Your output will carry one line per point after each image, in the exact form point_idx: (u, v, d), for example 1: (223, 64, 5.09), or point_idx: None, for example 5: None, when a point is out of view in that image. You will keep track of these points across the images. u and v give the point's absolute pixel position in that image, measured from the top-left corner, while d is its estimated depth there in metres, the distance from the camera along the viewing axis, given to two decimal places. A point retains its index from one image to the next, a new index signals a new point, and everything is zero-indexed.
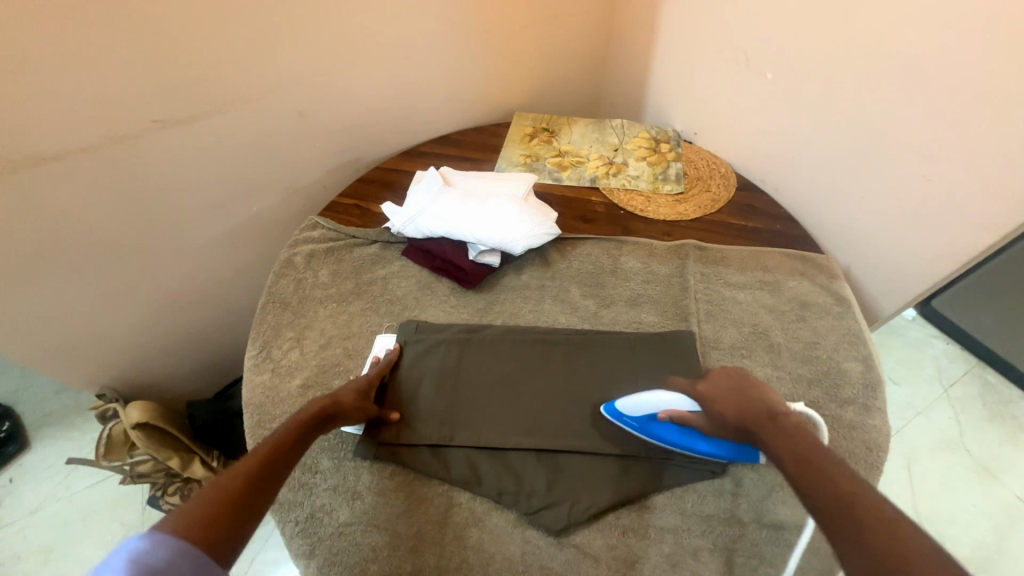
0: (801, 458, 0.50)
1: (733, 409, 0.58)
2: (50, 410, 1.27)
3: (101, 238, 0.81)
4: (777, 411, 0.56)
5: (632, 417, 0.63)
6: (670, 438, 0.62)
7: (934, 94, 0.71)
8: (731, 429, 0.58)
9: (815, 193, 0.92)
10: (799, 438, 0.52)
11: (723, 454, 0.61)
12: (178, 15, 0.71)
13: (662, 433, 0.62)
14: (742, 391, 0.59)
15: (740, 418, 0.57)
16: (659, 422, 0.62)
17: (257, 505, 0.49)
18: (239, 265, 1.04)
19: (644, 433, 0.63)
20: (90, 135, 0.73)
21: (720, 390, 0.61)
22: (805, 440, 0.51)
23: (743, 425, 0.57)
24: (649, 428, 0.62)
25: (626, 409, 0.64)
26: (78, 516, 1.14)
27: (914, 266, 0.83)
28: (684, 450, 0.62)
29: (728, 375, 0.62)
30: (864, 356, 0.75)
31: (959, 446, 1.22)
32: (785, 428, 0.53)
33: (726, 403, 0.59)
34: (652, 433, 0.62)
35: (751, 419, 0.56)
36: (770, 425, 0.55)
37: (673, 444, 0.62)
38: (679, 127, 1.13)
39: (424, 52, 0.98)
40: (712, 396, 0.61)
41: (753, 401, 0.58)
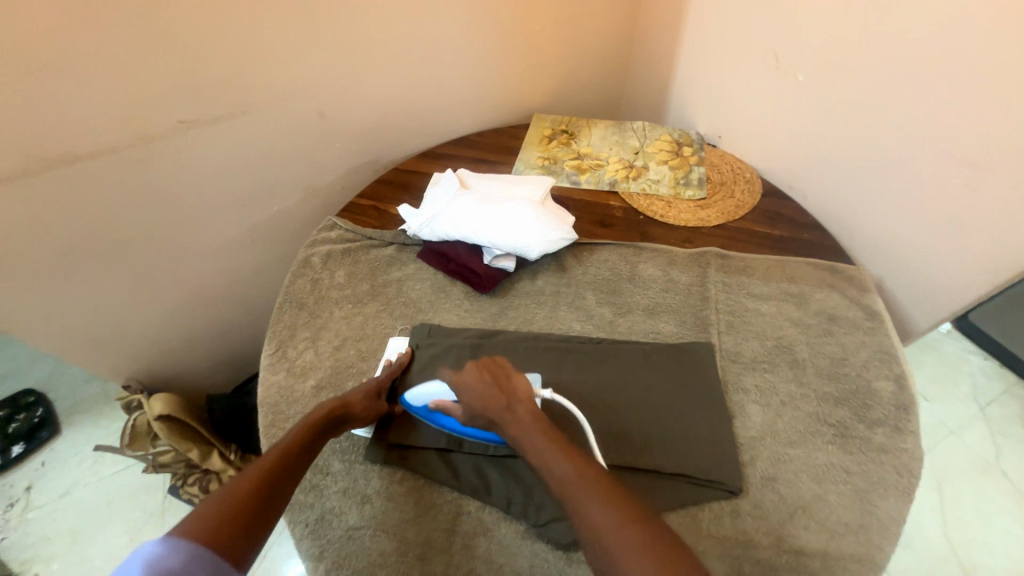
0: (544, 452, 0.53)
1: (477, 402, 0.59)
2: (79, 398, 1.32)
3: (128, 234, 0.84)
4: (515, 402, 0.58)
5: (416, 405, 0.65)
6: (452, 427, 0.64)
7: (980, 99, 0.66)
8: (479, 419, 0.60)
9: (847, 201, 0.88)
10: (534, 435, 0.54)
11: (497, 440, 0.64)
12: (206, 18, 0.72)
13: (438, 421, 0.64)
14: (490, 381, 0.60)
15: (484, 411, 0.58)
16: (435, 412, 0.64)
17: (273, 507, 0.50)
18: (260, 263, 1.06)
19: (427, 421, 0.65)
20: (121, 135, 0.75)
21: (471, 380, 0.60)
22: (544, 433, 0.54)
23: (488, 418, 0.58)
24: (429, 417, 0.65)
25: (413, 400, 0.66)
26: (103, 502, 1.18)
27: (953, 281, 0.78)
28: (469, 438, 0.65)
29: (479, 365, 0.61)
30: (896, 375, 0.71)
31: (995, 470, 1.16)
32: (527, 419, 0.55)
33: (470, 394, 0.59)
34: (434, 422, 0.65)
35: (491, 410, 0.58)
36: (509, 416, 0.57)
37: (453, 431, 0.64)
38: (703, 130, 1.10)
39: (445, 53, 0.97)
40: (461, 387, 0.60)
41: (499, 390, 0.59)
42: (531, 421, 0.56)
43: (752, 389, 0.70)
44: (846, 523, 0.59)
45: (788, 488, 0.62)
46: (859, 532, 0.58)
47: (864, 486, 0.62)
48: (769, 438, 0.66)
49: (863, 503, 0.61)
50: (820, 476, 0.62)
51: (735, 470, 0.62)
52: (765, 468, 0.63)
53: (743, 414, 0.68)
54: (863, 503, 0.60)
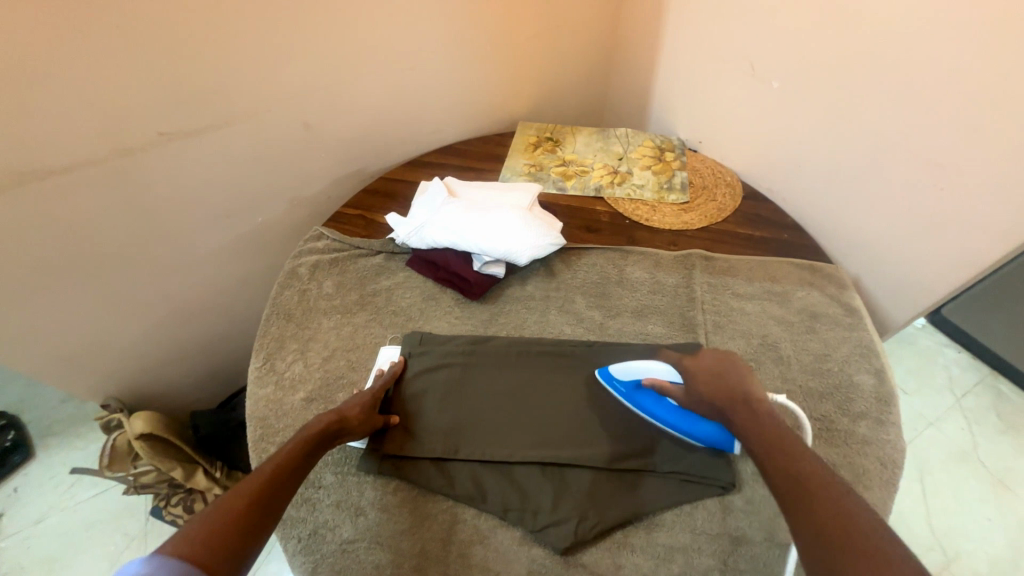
0: (768, 443, 0.51)
1: (710, 388, 0.59)
2: (54, 419, 1.27)
3: (106, 248, 0.82)
4: (755, 397, 0.56)
5: (620, 380, 0.67)
6: (660, 412, 0.65)
7: (949, 102, 0.70)
8: (707, 407, 0.59)
9: (822, 201, 0.91)
10: (766, 427, 0.53)
11: (704, 437, 0.63)
12: (186, 30, 0.72)
13: (643, 402, 0.65)
14: (726, 372, 0.59)
15: (719, 397, 0.58)
16: (645, 392, 0.66)
17: (261, 529, 0.48)
18: (245, 274, 1.04)
19: (630, 400, 0.66)
20: (98, 147, 0.73)
21: (706, 367, 0.61)
22: (772, 428, 0.52)
23: (720, 407, 0.58)
24: (634, 396, 0.66)
25: (617, 374, 0.67)
26: (81, 526, 1.14)
27: (924, 277, 0.82)
28: (678, 433, 0.64)
29: (718, 355, 0.61)
30: (877, 368, 0.73)
31: (971, 458, 1.20)
32: (755, 412, 0.55)
33: (707, 381, 0.60)
34: (637, 402, 0.66)
35: (723, 400, 0.57)
36: (745, 410, 0.55)
37: (656, 418, 0.65)
38: (683, 136, 1.12)
39: (429, 63, 0.98)
40: (695, 370, 0.61)
41: (735, 383, 0.58)
42: (768, 418, 0.54)
43: None
44: None
45: None
46: None
47: (851, 478, 0.63)
48: None
49: None
50: None
51: (726, 466, 0.63)
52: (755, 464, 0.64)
53: None
54: None
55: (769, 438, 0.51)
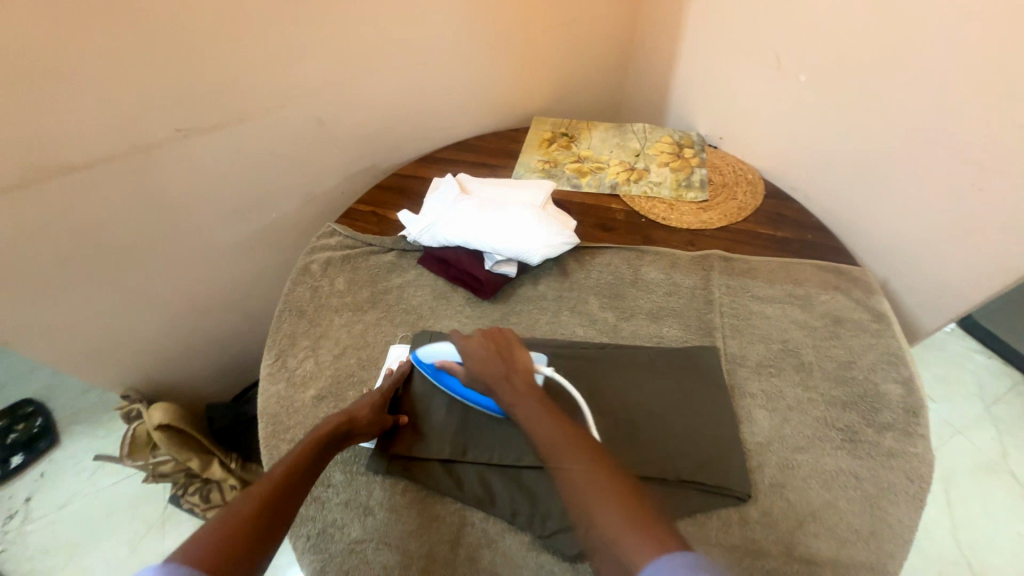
0: (532, 413, 0.56)
1: (480, 366, 0.61)
2: (78, 407, 1.31)
3: (125, 243, 0.83)
4: (513, 370, 0.60)
5: (425, 361, 0.68)
6: (457, 388, 0.67)
7: (991, 98, 0.66)
8: (479, 383, 0.62)
9: (849, 201, 0.87)
10: (524, 402, 0.57)
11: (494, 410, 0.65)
12: (203, 26, 0.72)
13: (445, 380, 0.68)
14: (496, 351, 0.62)
15: (486, 378, 0.60)
16: (444, 371, 0.68)
17: (272, 532, 0.48)
18: (260, 270, 1.05)
19: (433, 380, 0.68)
20: (117, 144, 0.74)
21: (476, 350, 0.62)
22: (536, 399, 0.57)
23: (486, 384, 0.61)
24: (437, 375, 0.68)
25: (422, 355, 0.68)
26: (104, 511, 1.17)
27: (958, 281, 0.78)
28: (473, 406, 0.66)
29: (485, 333, 0.64)
30: (906, 378, 0.70)
31: (1002, 469, 1.14)
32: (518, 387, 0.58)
33: (475, 359, 0.62)
34: (441, 381, 0.68)
35: (491, 378, 0.60)
36: (507, 385, 0.59)
37: (458, 394, 0.67)
38: (703, 132, 1.09)
39: (443, 57, 0.97)
40: (466, 350, 0.63)
41: (500, 360, 0.61)
42: (526, 390, 0.58)
43: (758, 395, 0.69)
44: (857, 530, 0.58)
45: (797, 495, 0.61)
46: (870, 540, 0.57)
47: (876, 493, 0.61)
48: (777, 443, 0.65)
49: (873, 510, 0.59)
50: (829, 483, 0.61)
51: (743, 476, 0.61)
52: (773, 474, 0.62)
53: (749, 420, 0.67)
54: (874, 510, 0.59)
55: (528, 411, 0.56)
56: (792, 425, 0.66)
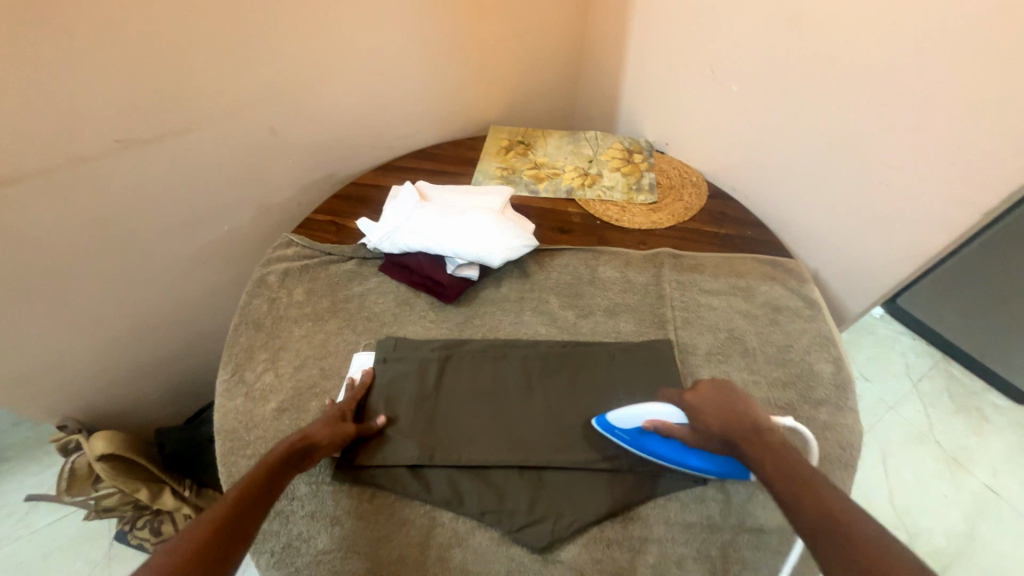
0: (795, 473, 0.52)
1: (722, 419, 0.59)
2: (5, 444, 1.19)
3: (60, 261, 0.78)
4: (761, 424, 0.58)
5: (623, 429, 0.63)
6: (667, 453, 0.62)
7: (896, 105, 0.74)
8: (721, 442, 0.59)
9: (782, 199, 0.95)
10: (783, 454, 0.54)
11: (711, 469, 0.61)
12: (142, 34, 0.70)
13: (650, 446, 0.62)
14: (729, 404, 0.60)
15: (726, 429, 0.58)
16: (650, 435, 0.62)
17: (232, 550, 0.47)
18: (211, 284, 1.01)
19: (636, 447, 0.62)
20: (48, 157, 0.70)
21: (711, 400, 0.61)
22: (782, 453, 0.54)
23: (730, 438, 0.58)
24: (640, 442, 0.62)
25: (617, 423, 0.63)
26: (39, 556, 1.07)
27: (876, 268, 0.87)
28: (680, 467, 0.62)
29: (716, 386, 0.62)
30: (835, 357, 0.77)
31: (929, 438, 1.26)
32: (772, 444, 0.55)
33: (711, 413, 0.60)
34: (644, 448, 0.62)
35: (736, 433, 0.58)
36: (753, 439, 0.56)
37: (661, 456, 0.62)
38: (651, 137, 1.15)
39: (396, 66, 0.98)
40: (700, 405, 0.61)
41: (741, 411, 0.59)
42: (775, 446, 0.55)
43: None
44: None
45: None
46: None
47: (814, 462, 0.66)
48: None
49: None
50: None
51: None
52: None
53: None
54: None
55: (782, 464, 0.53)
56: None
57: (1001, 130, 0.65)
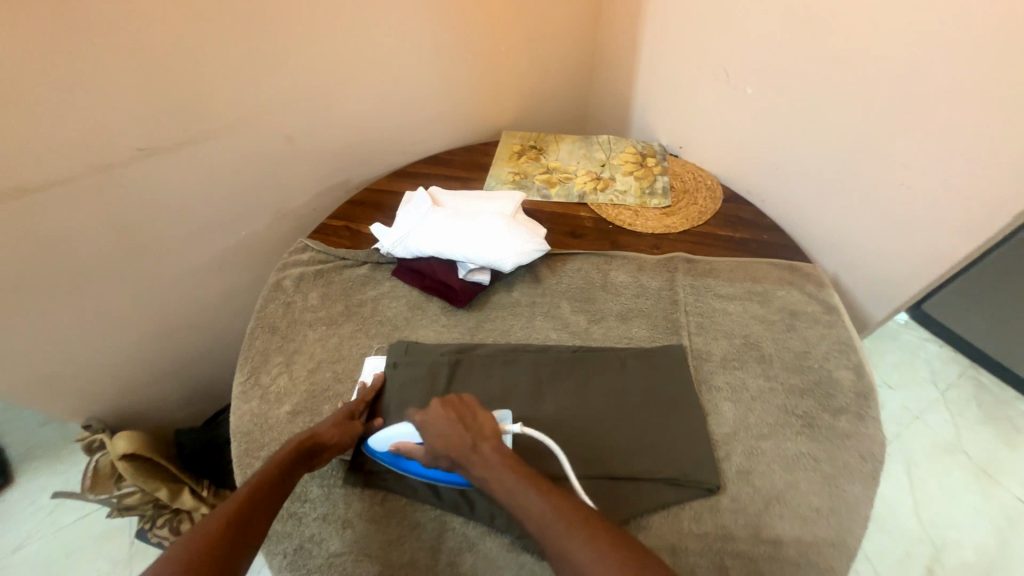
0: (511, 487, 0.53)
1: (443, 440, 0.57)
2: (35, 443, 1.24)
3: (87, 265, 0.81)
4: (477, 439, 0.57)
5: (379, 450, 0.63)
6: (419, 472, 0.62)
7: (916, 105, 0.72)
8: (442, 459, 0.58)
9: (800, 202, 0.94)
10: (501, 472, 0.54)
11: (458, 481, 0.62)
12: (166, 46, 0.72)
13: (405, 466, 0.63)
14: (456, 418, 0.58)
15: (448, 451, 0.57)
16: (403, 458, 0.63)
17: (240, 553, 0.48)
18: (230, 288, 1.03)
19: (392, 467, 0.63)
20: (77, 164, 0.73)
21: (437, 421, 0.58)
22: (512, 470, 0.54)
23: (452, 458, 0.57)
24: (396, 463, 0.63)
25: (376, 445, 0.63)
26: (64, 551, 1.10)
27: (899, 273, 0.84)
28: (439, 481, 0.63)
29: (444, 403, 0.59)
30: (855, 364, 0.75)
31: (957, 449, 1.22)
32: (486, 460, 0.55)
33: (438, 433, 0.58)
34: (400, 467, 0.63)
35: (455, 451, 0.56)
36: (474, 457, 0.55)
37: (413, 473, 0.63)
38: (665, 141, 1.15)
39: (410, 74, 0.99)
40: (422, 427, 0.58)
41: (464, 432, 0.57)
42: (497, 460, 0.55)
43: (724, 388, 0.72)
44: (817, 509, 0.61)
45: (762, 480, 0.64)
46: (830, 517, 0.61)
47: (834, 473, 0.64)
48: (742, 432, 0.68)
49: (832, 489, 0.63)
50: (791, 467, 0.65)
51: (712, 467, 0.64)
52: (740, 462, 0.65)
53: (716, 412, 0.70)
54: (833, 490, 0.63)
55: (503, 486, 0.53)
56: (755, 415, 0.69)
57: None
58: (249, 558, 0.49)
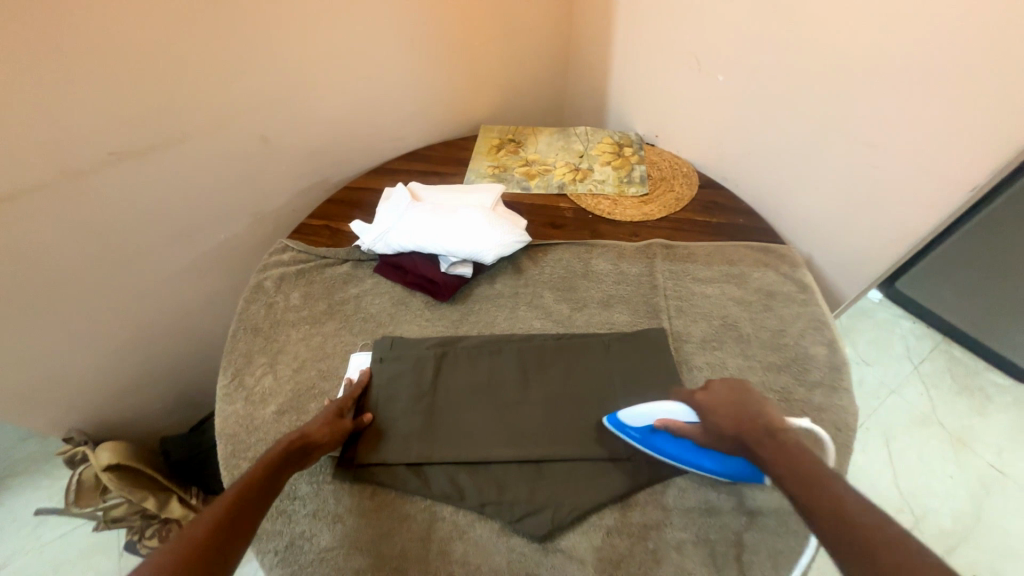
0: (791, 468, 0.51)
1: (727, 418, 0.59)
2: (13, 459, 1.20)
3: (60, 274, 0.79)
4: (770, 426, 0.56)
5: (632, 427, 0.63)
6: (678, 453, 0.62)
7: (881, 87, 0.74)
8: (726, 441, 0.58)
9: (772, 186, 0.96)
10: (792, 456, 0.52)
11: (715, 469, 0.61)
12: (133, 47, 0.71)
13: (661, 446, 0.62)
14: (740, 402, 0.60)
15: (734, 425, 0.58)
16: (660, 435, 0.62)
17: (229, 555, 0.48)
18: (210, 292, 1.02)
19: (646, 446, 0.62)
20: (44, 171, 0.71)
21: (721, 401, 0.61)
22: (796, 451, 0.52)
23: (739, 439, 0.57)
24: (650, 440, 0.62)
25: (628, 420, 0.63)
26: (50, 568, 1.08)
27: (867, 251, 0.87)
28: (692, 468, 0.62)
29: (728, 385, 0.62)
30: (829, 340, 0.77)
31: (932, 421, 1.26)
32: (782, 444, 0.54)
33: (723, 413, 0.59)
34: (655, 447, 0.62)
35: (744, 433, 0.57)
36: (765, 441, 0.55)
37: (669, 455, 0.62)
38: (641, 130, 1.16)
39: (385, 70, 0.99)
40: (711, 405, 0.61)
41: (753, 414, 0.58)
42: (788, 446, 0.53)
43: (703, 367, 0.74)
44: None
45: None
46: None
47: None
48: None
49: None
50: None
51: None
52: None
53: None
54: None
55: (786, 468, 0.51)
56: None
57: (986, 107, 0.66)
58: (237, 560, 0.49)
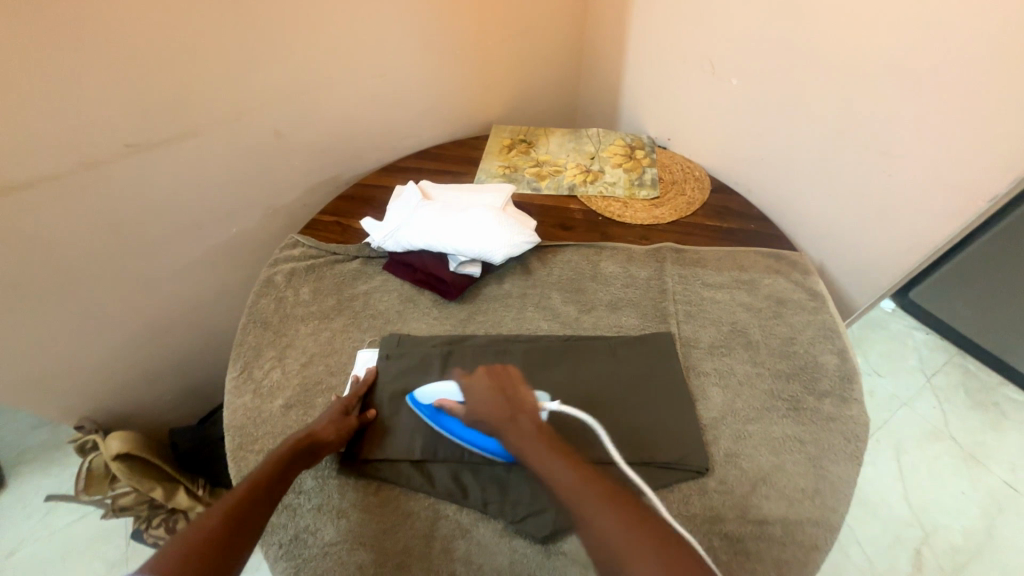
0: (539, 453, 0.55)
1: (479, 406, 0.60)
2: (27, 446, 1.23)
3: (76, 263, 0.80)
4: (524, 408, 0.59)
5: (423, 405, 0.65)
6: (458, 430, 0.63)
7: (899, 94, 0.73)
8: (482, 423, 0.60)
9: (785, 191, 0.95)
10: (536, 441, 0.56)
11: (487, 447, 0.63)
12: (153, 40, 0.72)
13: (444, 423, 0.64)
14: (499, 388, 0.61)
15: (490, 418, 0.59)
16: (442, 413, 0.64)
17: (237, 551, 0.48)
18: (221, 286, 1.03)
19: (434, 423, 0.64)
20: (63, 161, 0.72)
21: (479, 388, 0.62)
22: (544, 441, 0.56)
23: (491, 425, 0.59)
24: (435, 418, 0.65)
25: (421, 399, 0.66)
26: (59, 554, 1.10)
27: (883, 260, 0.86)
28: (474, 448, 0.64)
29: (490, 372, 0.63)
30: (840, 349, 0.76)
31: (944, 435, 1.24)
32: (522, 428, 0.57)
33: (478, 399, 0.61)
34: (440, 424, 0.64)
35: (495, 419, 0.59)
36: (513, 426, 0.58)
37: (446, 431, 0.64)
38: (653, 134, 1.15)
39: (399, 68, 0.99)
40: (470, 392, 0.62)
41: (507, 398, 0.60)
42: (534, 430, 0.57)
43: (712, 373, 0.74)
44: (803, 489, 0.63)
45: (749, 462, 0.65)
46: (815, 497, 0.62)
47: (819, 454, 0.66)
48: (729, 417, 0.69)
49: (817, 469, 0.64)
50: (777, 449, 0.66)
51: (699, 450, 0.65)
52: (728, 446, 0.66)
53: (705, 398, 0.71)
54: (818, 470, 0.64)
55: (534, 452, 0.55)
56: (741, 400, 0.71)
57: (1005, 116, 0.65)
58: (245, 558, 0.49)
